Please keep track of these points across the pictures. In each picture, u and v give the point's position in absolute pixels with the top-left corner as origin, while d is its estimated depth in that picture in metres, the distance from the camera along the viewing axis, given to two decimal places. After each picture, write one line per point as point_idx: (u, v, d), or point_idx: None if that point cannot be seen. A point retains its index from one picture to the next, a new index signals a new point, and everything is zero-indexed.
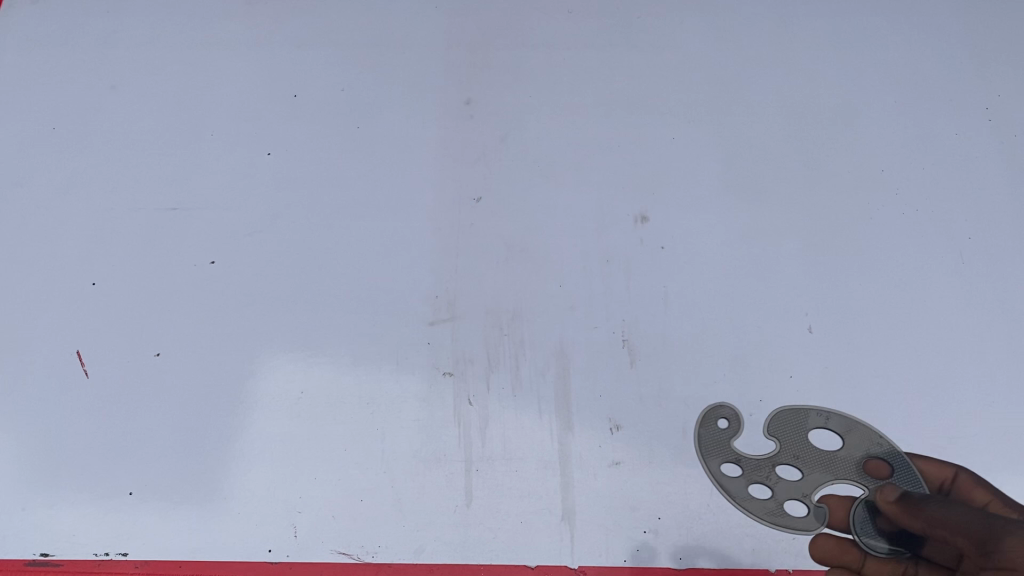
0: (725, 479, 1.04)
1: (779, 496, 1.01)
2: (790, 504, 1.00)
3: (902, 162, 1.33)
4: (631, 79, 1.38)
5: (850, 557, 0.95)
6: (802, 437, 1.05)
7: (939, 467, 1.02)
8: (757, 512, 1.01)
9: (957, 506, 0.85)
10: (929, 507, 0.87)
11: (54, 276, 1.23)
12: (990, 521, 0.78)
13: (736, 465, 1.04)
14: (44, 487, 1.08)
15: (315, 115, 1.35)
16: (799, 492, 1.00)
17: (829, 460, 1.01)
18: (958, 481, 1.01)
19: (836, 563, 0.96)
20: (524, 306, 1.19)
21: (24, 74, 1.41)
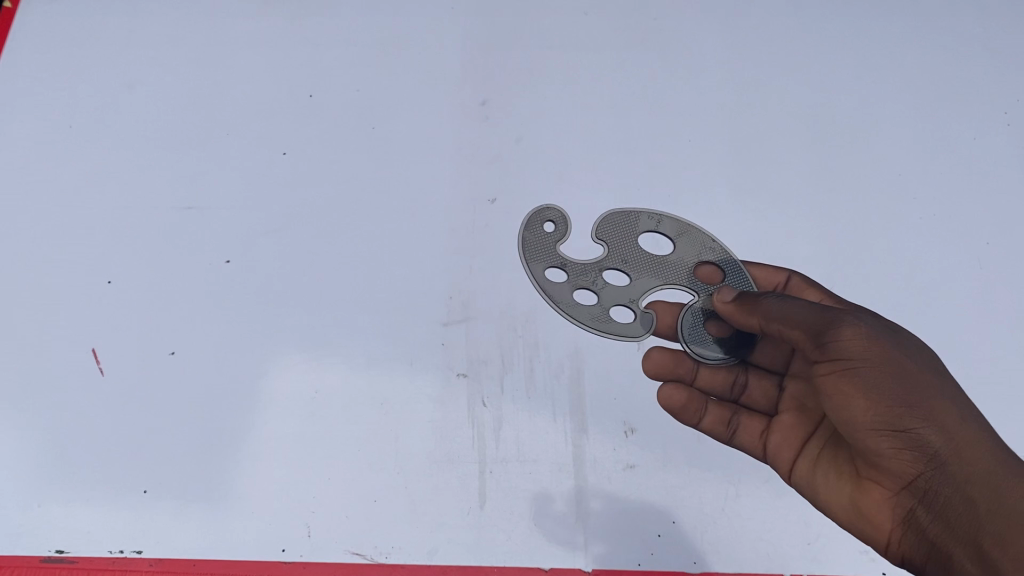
0: (550, 284, 1.14)
1: (603, 300, 1.12)
2: (617, 310, 1.12)
3: (920, 166, 1.33)
4: (647, 80, 1.38)
5: (686, 375, 1.07)
6: (634, 243, 1.15)
7: (774, 273, 1.10)
8: (586, 321, 1.12)
9: (791, 296, 0.91)
10: (761, 295, 0.94)
11: (71, 274, 1.23)
12: (821, 309, 0.87)
13: (586, 291, 1.13)
14: (59, 484, 1.09)
15: (332, 115, 1.35)
16: (630, 299, 1.12)
17: (657, 269, 1.13)
18: (792, 284, 1.08)
19: (672, 378, 1.07)
20: (539, 307, 1.19)
21: (41, 72, 1.41)
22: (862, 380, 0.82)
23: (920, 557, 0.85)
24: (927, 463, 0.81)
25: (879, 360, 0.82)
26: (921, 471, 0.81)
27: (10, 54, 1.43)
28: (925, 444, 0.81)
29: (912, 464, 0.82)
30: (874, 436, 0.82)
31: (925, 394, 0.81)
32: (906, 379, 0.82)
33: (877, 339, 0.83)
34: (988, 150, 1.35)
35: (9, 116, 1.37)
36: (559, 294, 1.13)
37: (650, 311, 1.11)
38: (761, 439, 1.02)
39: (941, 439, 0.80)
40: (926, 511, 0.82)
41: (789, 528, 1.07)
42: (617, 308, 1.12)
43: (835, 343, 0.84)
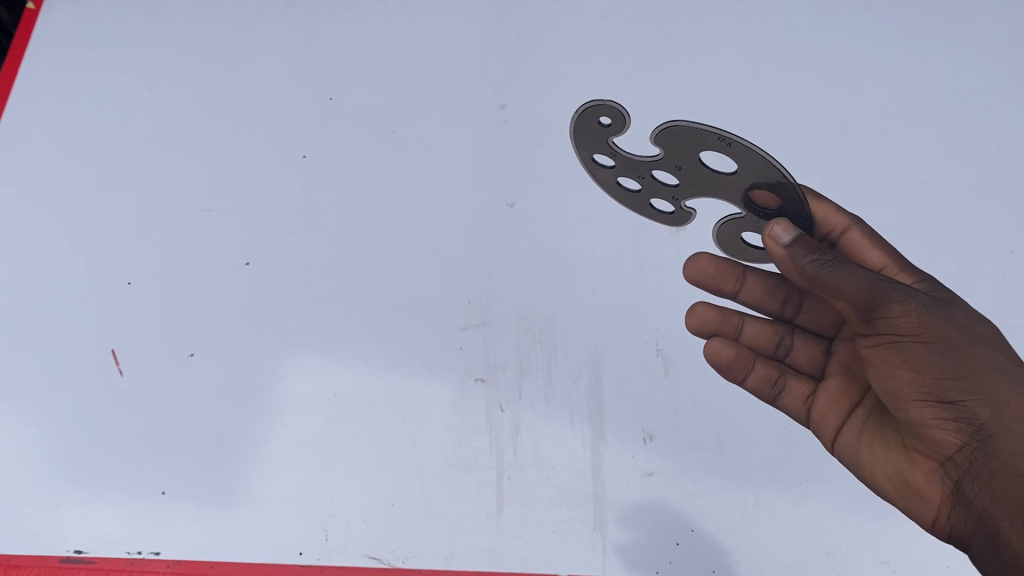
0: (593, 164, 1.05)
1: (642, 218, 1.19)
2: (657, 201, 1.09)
3: (941, 173, 1.31)
4: (667, 84, 1.37)
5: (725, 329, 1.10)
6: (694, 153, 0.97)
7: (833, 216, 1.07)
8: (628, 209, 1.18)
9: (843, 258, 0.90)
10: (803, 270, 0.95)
11: (91, 275, 1.24)
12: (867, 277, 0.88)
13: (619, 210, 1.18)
14: (79, 483, 1.09)
15: (351, 117, 1.35)
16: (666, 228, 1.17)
17: (713, 182, 1.01)
18: (847, 237, 1.06)
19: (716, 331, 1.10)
20: (557, 312, 1.18)
21: (63, 72, 1.42)
22: (908, 355, 0.86)
23: (965, 529, 0.89)
24: (972, 436, 0.85)
25: (927, 334, 0.85)
26: (964, 441, 0.85)
27: (33, 56, 1.44)
28: (971, 416, 0.84)
29: (957, 435, 0.85)
30: (922, 409, 0.87)
31: (972, 369, 0.84)
32: (953, 354, 0.85)
33: (925, 310, 0.86)
34: (1010, 157, 1.34)
35: (31, 118, 1.38)
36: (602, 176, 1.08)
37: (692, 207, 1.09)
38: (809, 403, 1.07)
39: (987, 411, 0.84)
40: (971, 483, 0.86)
41: (808, 536, 1.06)
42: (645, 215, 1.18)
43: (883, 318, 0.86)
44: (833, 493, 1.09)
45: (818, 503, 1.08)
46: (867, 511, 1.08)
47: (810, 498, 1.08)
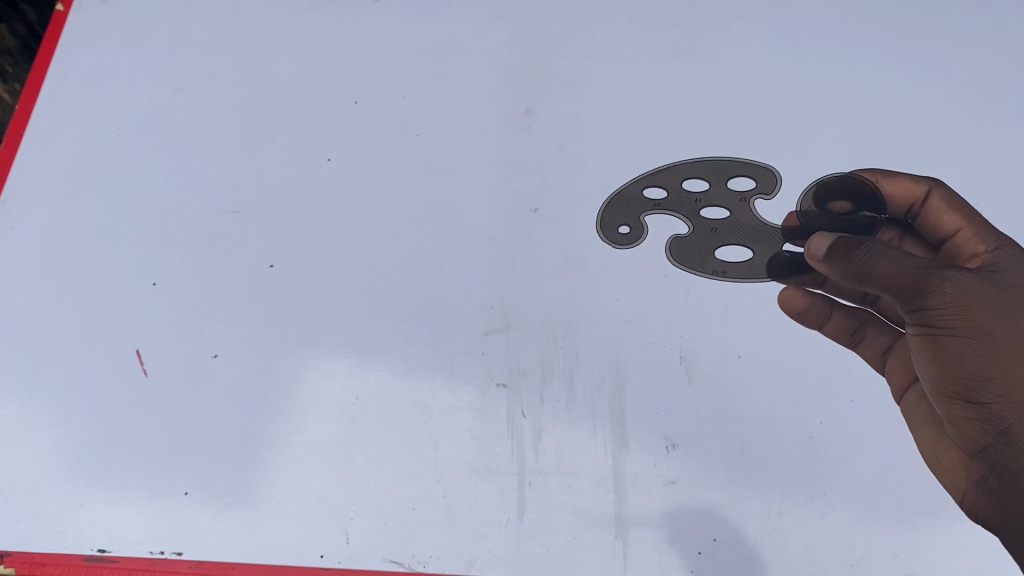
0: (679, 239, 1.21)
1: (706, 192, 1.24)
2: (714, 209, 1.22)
3: (969, 182, 1.30)
4: (692, 91, 1.37)
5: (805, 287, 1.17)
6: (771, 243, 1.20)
7: (911, 188, 1.17)
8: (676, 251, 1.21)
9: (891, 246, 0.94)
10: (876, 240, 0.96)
11: (116, 275, 1.25)
12: (920, 266, 0.92)
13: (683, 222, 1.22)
14: (103, 483, 1.10)
15: (375, 121, 1.36)
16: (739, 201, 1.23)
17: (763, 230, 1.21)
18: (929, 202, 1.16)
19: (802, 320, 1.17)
20: (580, 317, 1.18)
21: (91, 73, 1.44)
22: (942, 350, 0.94)
23: (987, 514, 0.98)
24: (995, 435, 0.94)
25: (966, 330, 0.92)
26: (988, 440, 0.95)
27: (62, 57, 1.46)
28: (995, 417, 0.93)
29: (981, 433, 0.95)
30: (950, 399, 0.97)
31: (1004, 371, 0.91)
32: (991, 356, 0.91)
33: (968, 303, 0.92)
34: None
35: (60, 118, 1.40)
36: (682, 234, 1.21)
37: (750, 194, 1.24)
38: (884, 356, 1.15)
39: (1011, 416, 0.92)
40: (994, 477, 0.96)
41: (831, 549, 1.05)
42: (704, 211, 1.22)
43: (927, 311, 0.93)
44: (858, 504, 1.07)
45: (842, 514, 1.07)
46: (892, 523, 1.06)
47: (835, 509, 1.07)
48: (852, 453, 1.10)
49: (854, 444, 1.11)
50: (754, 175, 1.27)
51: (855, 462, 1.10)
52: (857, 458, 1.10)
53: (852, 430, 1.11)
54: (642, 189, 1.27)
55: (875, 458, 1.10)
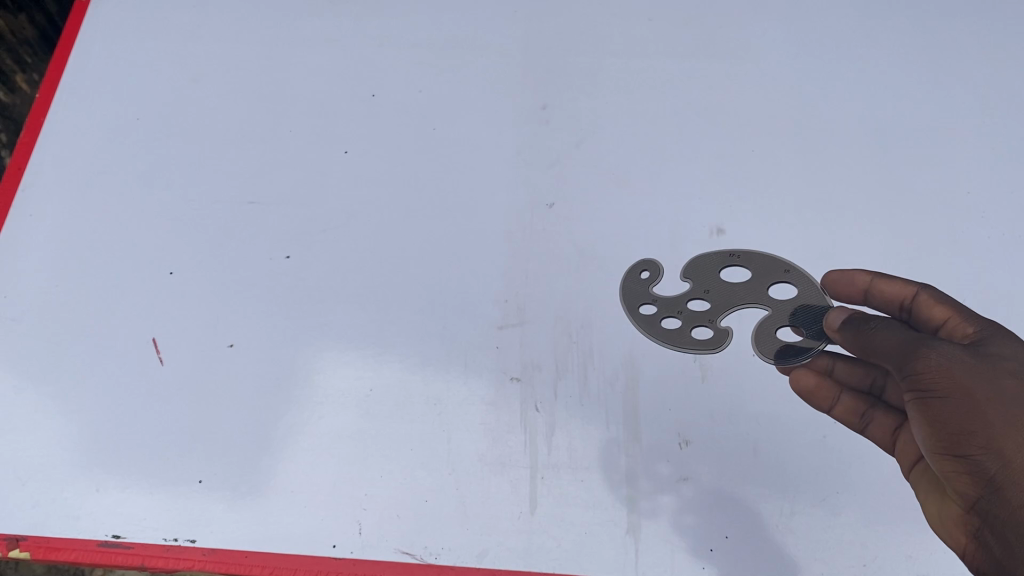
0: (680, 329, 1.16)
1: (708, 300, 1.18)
2: (700, 303, 1.18)
3: (989, 183, 1.29)
4: (709, 89, 1.37)
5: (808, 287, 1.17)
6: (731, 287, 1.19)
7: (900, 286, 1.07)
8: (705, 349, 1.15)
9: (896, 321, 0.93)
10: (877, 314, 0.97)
11: (134, 262, 1.26)
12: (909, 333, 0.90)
13: (703, 326, 1.17)
14: (119, 469, 1.11)
15: (393, 114, 1.36)
16: (786, 312, 1.17)
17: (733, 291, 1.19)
18: (916, 300, 1.04)
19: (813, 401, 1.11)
20: (594, 313, 1.18)
21: (111, 63, 1.45)
22: (929, 410, 0.87)
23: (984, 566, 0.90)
24: (986, 489, 0.85)
25: (947, 392, 0.86)
26: (980, 494, 0.86)
27: (83, 46, 1.47)
28: (982, 473, 0.85)
29: (972, 487, 0.87)
30: (939, 456, 0.88)
31: (994, 428, 0.83)
32: (972, 410, 0.84)
33: (950, 367, 0.86)
34: None
35: (79, 106, 1.40)
36: (683, 332, 1.16)
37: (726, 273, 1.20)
38: (895, 434, 1.06)
39: (997, 467, 0.84)
40: (990, 532, 0.87)
41: (844, 547, 1.04)
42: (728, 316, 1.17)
43: (911, 376, 0.88)
44: (871, 503, 1.07)
45: (856, 514, 1.06)
46: (906, 523, 1.05)
47: (848, 508, 1.06)
48: (866, 452, 1.09)
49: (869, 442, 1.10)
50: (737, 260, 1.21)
51: (869, 461, 1.09)
52: (872, 458, 1.09)
53: None
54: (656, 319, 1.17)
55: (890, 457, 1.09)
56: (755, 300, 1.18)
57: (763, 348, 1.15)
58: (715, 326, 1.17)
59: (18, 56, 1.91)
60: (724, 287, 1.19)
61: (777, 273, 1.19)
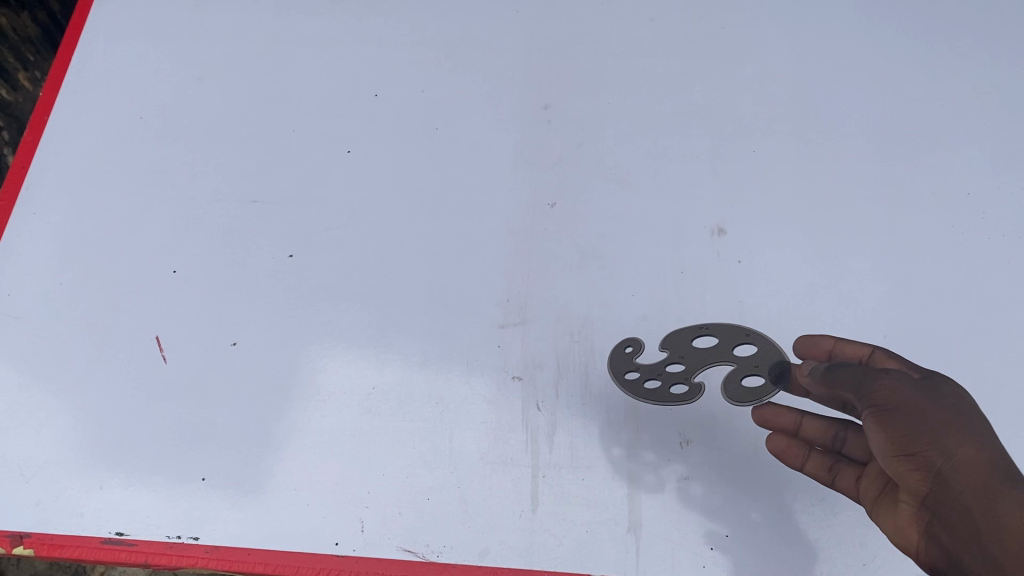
0: (655, 390, 1.09)
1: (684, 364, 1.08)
2: (674, 365, 1.08)
3: (989, 184, 1.29)
4: (711, 90, 1.37)
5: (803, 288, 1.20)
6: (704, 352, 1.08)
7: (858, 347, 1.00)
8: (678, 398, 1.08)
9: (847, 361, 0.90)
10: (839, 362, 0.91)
11: (138, 261, 1.26)
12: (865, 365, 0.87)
13: (677, 383, 1.08)
14: (122, 467, 1.11)
15: (396, 113, 1.37)
16: (755, 365, 1.06)
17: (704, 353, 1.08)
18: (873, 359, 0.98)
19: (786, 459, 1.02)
20: (596, 313, 1.19)
21: (114, 62, 1.45)
22: (879, 418, 0.83)
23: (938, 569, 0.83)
24: (932, 482, 0.81)
25: (899, 402, 0.83)
26: (925, 490, 0.81)
27: (87, 45, 1.47)
28: (929, 465, 0.81)
29: (922, 483, 0.81)
30: (891, 464, 0.83)
31: (935, 421, 0.82)
32: (916, 409, 0.82)
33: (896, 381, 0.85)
34: None
35: (83, 105, 1.41)
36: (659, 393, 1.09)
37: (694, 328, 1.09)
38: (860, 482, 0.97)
39: (940, 457, 0.80)
40: (940, 529, 0.81)
41: (843, 546, 1.05)
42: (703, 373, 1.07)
43: (867, 394, 0.84)
44: None
45: (856, 512, 1.06)
46: None
47: (848, 507, 1.07)
48: None
49: None
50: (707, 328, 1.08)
51: None
52: None
53: None
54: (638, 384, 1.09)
55: None
56: (724, 357, 1.07)
57: (730, 397, 1.06)
58: (688, 381, 1.08)
59: (19, 54, 1.91)
60: (692, 348, 1.08)
61: (744, 329, 1.07)
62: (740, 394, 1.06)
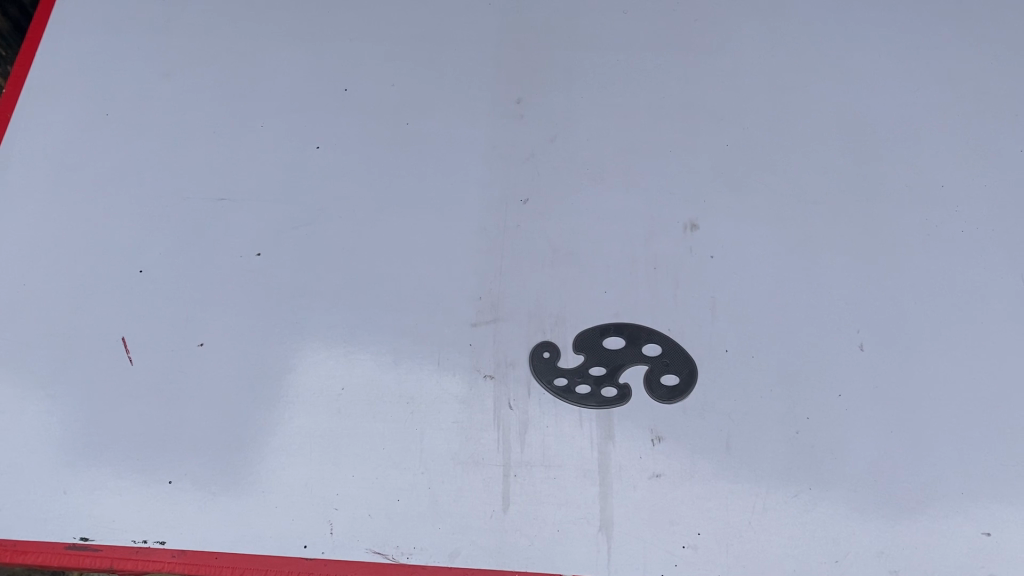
0: (585, 394, 1.12)
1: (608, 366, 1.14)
2: (597, 369, 1.14)
3: (964, 178, 1.28)
4: (684, 84, 1.36)
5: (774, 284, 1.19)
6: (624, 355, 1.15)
7: None
8: (611, 402, 1.12)
9: None
10: None
11: (103, 261, 1.24)
12: None
13: (607, 385, 1.13)
14: (87, 471, 1.09)
15: (366, 108, 1.35)
16: (666, 363, 1.14)
17: (623, 354, 1.15)
18: None
19: None
20: (568, 310, 1.18)
21: (79, 57, 1.42)
22: None
23: None
24: None
25: None
26: None
27: (51, 40, 1.44)
28: None
29: None
30: None
31: None
32: None
33: None
34: None
35: (46, 100, 1.38)
36: (588, 396, 1.12)
37: (606, 332, 1.16)
38: None
39: None
40: None
41: (816, 544, 1.04)
42: (625, 372, 1.14)
43: None
44: (842, 498, 1.06)
45: (829, 508, 1.06)
46: (877, 519, 1.05)
47: (820, 503, 1.06)
48: (839, 449, 1.09)
49: (840, 439, 1.10)
50: (620, 330, 1.16)
51: (841, 458, 1.08)
52: (844, 454, 1.09)
53: (839, 425, 1.10)
54: (567, 391, 1.12)
55: (861, 453, 1.09)
56: (635, 359, 1.14)
57: (657, 396, 1.12)
58: (616, 382, 1.13)
59: None
60: (606, 351, 1.15)
61: (647, 328, 1.16)
62: (661, 391, 1.12)
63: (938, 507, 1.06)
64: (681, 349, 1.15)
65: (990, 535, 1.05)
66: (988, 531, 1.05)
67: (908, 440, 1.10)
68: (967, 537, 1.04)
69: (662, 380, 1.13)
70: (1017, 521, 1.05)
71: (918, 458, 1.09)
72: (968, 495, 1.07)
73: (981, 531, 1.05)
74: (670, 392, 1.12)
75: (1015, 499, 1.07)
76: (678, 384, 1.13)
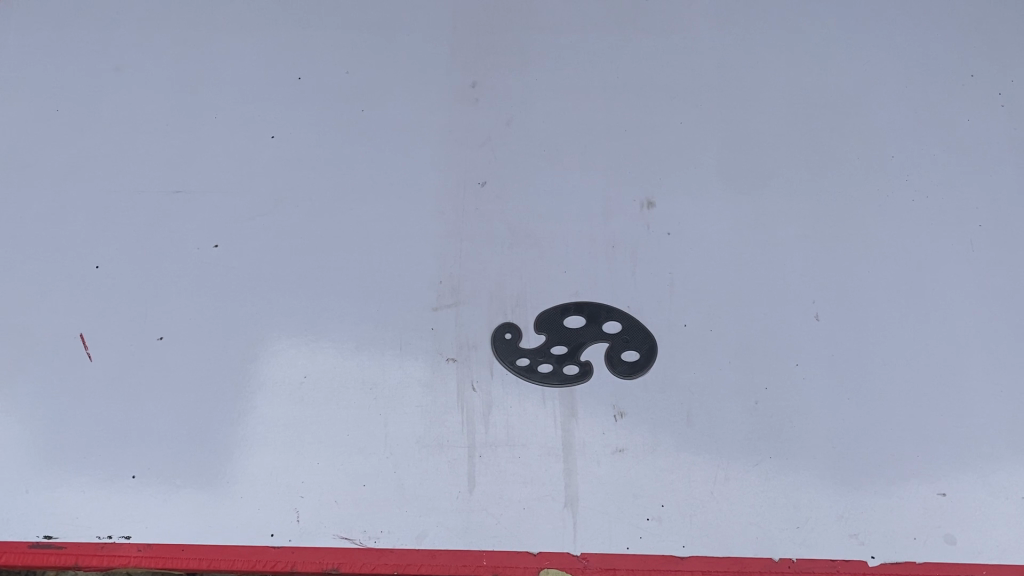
0: (549, 372, 1.13)
1: (570, 345, 1.15)
2: (559, 348, 1.15)
3: (913, 149, 1.31)
4: (639, 64, 1.37)
5: (731, 259, 1.21)
6: (585, 333, 1.15)
7: None
8: (574, 379, 1.13)
9: None
10: None
11: (58, 257, 1.22)
12: None
13: (569, 364, 1.14)
14: (49, 469, 1.08)
15: (321, 97, 1.34)
16: (627, 340, 1.15)
17: (583, 333, 1.15)
18: None
19: None
20: (529, 291, 1.19)
21: (26, 52, 1.40)
22: None
23: None
24: None
25: None
26: None
27: None
28: None
29: None
30: None
31: None
32: None
33: None
34: (977, 123, 1.33)
35: None
36: (552, 374, 1.13)
37: (568, 312, 1.17)
38: None
39: None
40: None
41: (777, 511, 1.06)
42: (586, 350, 1.15)
43: None
44: (802, 467, 1.08)
45: (789, 477, 1.07)
46: (837, 486, 1.07)
47: (781, 472, 1.08)
48: (798, 418, 1.11)
49: (799, 409, 1.11)
50: (581, 309, 1.17)
51: (801, 427, 1.10)
52: (803, 422, 1.11)
53: (798, 395, 1.12)
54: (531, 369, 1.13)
55: (820, 422, 1.11)
56: (596, 336, 1.15)
57: (619, 371, 1.13)
58: (577, 360, 1.14)
59: None
60: (567, 329, 1.16)
61: (607, 305, 1.17)
62: (622, 367, 1.13)
63: (896, 471, 1.08)
64: (640, 325, 1.16)
65: (946, 496, 1.07)
66: (944, 492, 1.07)
67: (865, 406, 1.12)
68: (924, 498, 1.07)
69: (623, 357, 1.14)
70: (971, 482, 1.08)
71: (876, 424, 1.11)
72: (923, 458, 1.09)
73: (937, 493, 1.07)
74: (630, 368, 1.13)
75: (968, 460, 1.09)
76: (639, 359, 1.14)
